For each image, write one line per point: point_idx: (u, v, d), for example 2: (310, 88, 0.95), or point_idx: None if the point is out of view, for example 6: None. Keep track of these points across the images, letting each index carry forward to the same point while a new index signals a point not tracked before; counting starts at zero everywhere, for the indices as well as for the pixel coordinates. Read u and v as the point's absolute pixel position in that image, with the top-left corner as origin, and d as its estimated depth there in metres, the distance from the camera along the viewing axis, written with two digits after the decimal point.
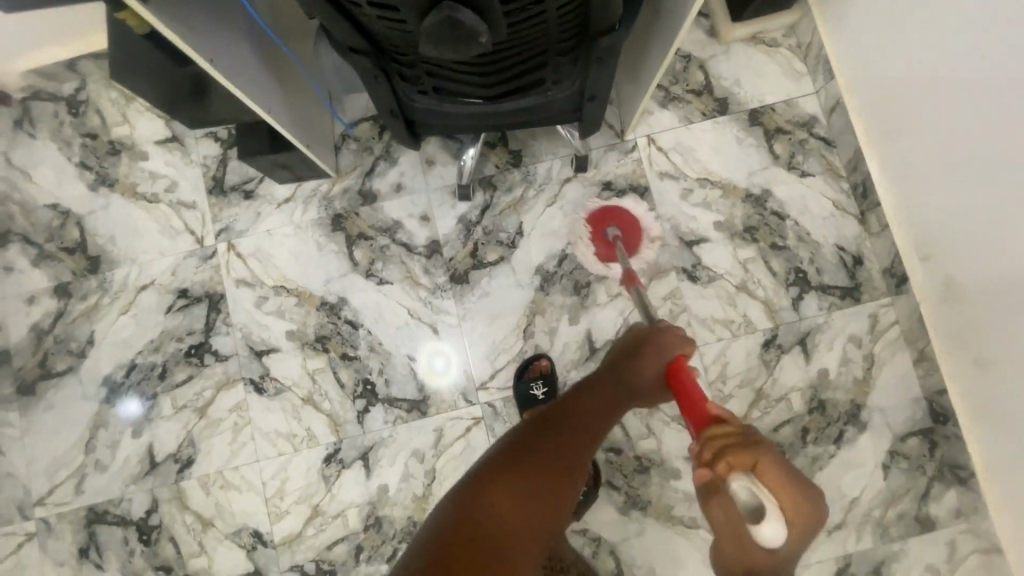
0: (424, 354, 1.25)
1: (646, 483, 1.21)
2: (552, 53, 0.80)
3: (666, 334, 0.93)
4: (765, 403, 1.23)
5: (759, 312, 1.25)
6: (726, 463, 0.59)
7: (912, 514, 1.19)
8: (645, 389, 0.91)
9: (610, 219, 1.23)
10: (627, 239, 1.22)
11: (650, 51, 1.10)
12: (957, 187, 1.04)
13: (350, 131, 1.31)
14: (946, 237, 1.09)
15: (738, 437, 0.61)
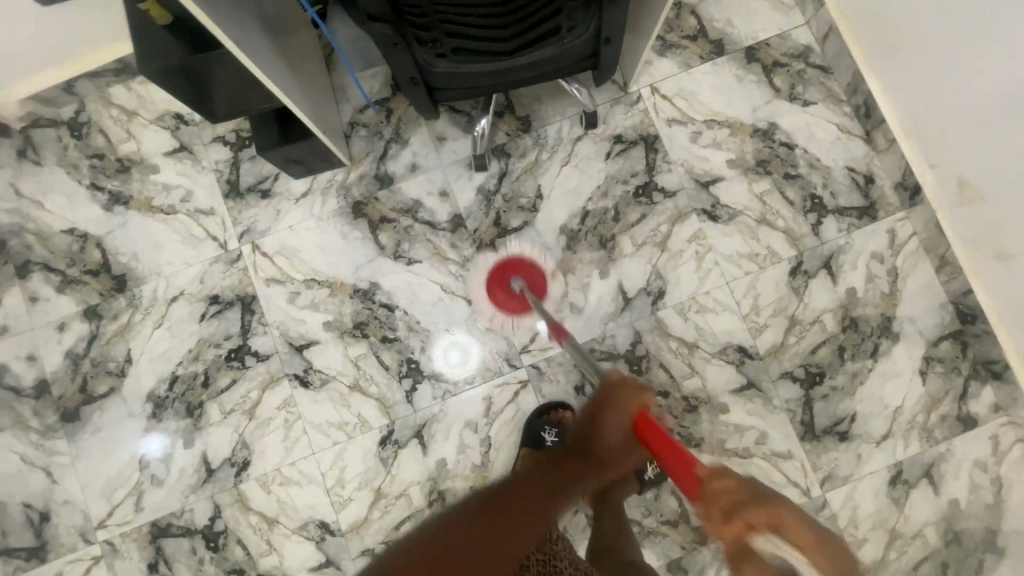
0: (440, 346, 1.26)
1: (697, 421, 1.24)
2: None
3: (626, 380, 0.80)
4: (800, 328, 1.26)
5: (782, 242, 1.28)
6: (733, 518, 0.53)
7: (955, 414, 1.24)
8: (613, 451, 0.78)
9: (514, 270, 1.18)
10: (535, 288, 1.19)
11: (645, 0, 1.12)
12: (964, 95, 1.07)
13: (358, 119, 1.32)
14: (959, 145, 1.12)
15: (737, 492, 0.55)
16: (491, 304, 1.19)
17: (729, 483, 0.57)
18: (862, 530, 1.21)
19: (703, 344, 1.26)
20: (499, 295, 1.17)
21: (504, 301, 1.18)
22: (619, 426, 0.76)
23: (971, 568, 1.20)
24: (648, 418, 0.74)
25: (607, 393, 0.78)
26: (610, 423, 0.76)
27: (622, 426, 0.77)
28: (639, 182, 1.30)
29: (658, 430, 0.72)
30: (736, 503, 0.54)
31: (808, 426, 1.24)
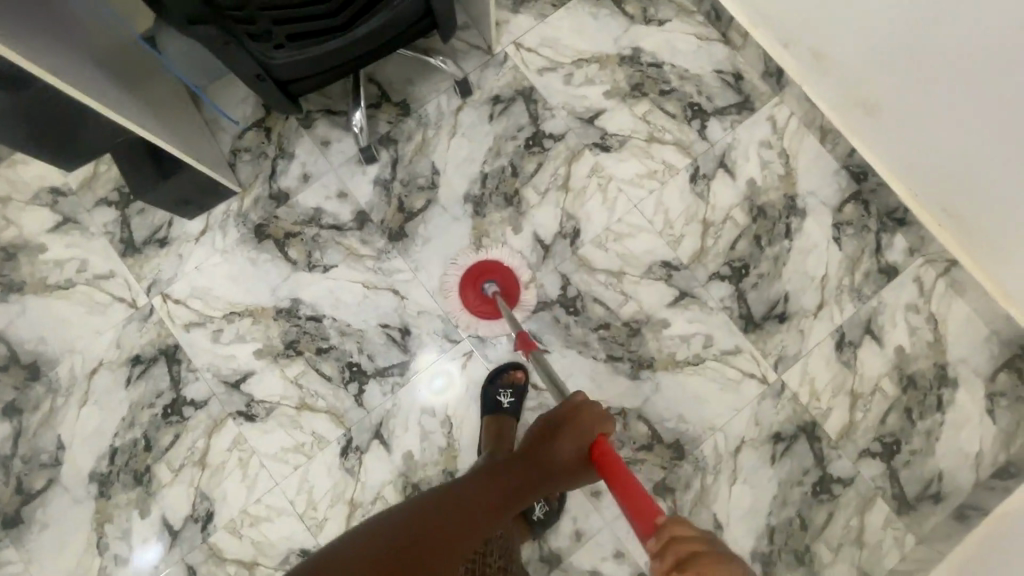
0: (423, 375, 1.23)
1: (643, 343, 1.25)
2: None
3: (589, 410, 0.90)
4: (714, 229, 1.30)
5: (675, 154, 1.32)
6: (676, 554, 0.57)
7: (876, 268, 1.29)
8: (565, 468, 0.85)
9: (492, 274, 1.23)
10: (508, 293, 1.22)
11: None
12: (894, 61, 1.08)
13: (239, 145, 1.31)
14: (808, 25, 1.19)
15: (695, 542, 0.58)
16: (461, 300, 1.22)
17: (692, 533, 0.59)
18: (825, 401, 1.24)
19: (629, 269, 1.28)
20: (473, 295, 1.21)
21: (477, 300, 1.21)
22: (571, 444, 0.86)
23: (932, 406, 1.24)
24: (603, 445, 0.83)
25: (563, 412, 0.91)
26: (563, 445, 0.85)
27: (576, 446, 0.85)
28: (527, 134, 1.33)
29: (612, 457, 0.81)
30: (698, 556, 0.55)
31: (747, 318, 1.27)
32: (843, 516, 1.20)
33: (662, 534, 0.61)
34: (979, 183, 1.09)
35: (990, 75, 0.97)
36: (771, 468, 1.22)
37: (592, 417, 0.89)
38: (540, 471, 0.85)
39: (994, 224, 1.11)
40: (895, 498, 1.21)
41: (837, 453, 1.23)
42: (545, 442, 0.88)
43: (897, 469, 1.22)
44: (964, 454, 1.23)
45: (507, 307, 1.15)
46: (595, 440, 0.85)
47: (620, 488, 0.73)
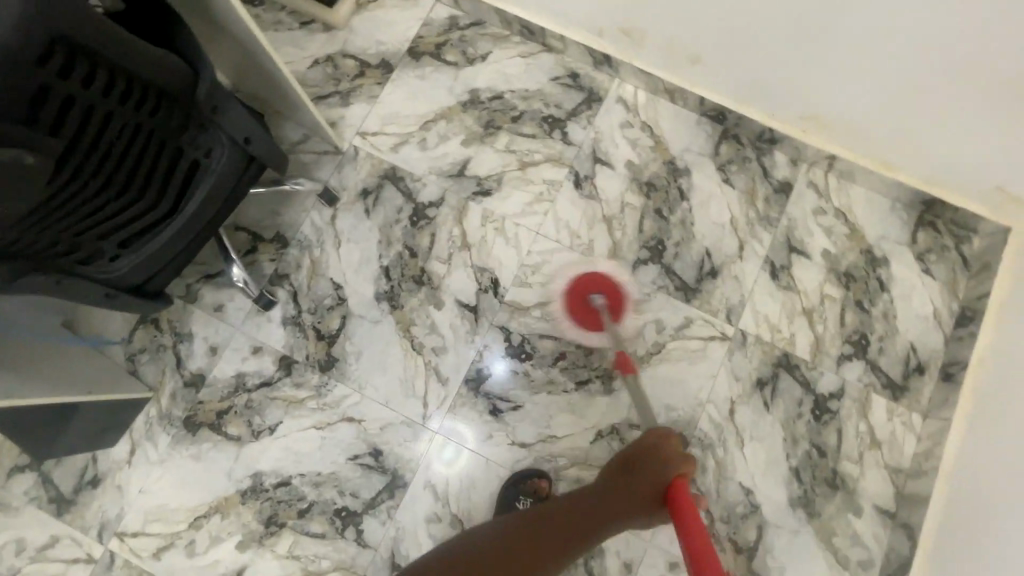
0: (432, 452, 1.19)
1: (603, 354, 1.24)
2: (173, 120, 0.81)
3: (681, 463, 0.91)
4: (617, 221, 1.31)
5: (551, 170, 1.34)
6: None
7: (772, 190, 1.33)
8: (639, 503, 0.90)
9: (592, 287, 1.26)
10: (614, 306, 1.25)
11: (281, 79, 1.14)
12: (732, 33, 1.13)
13: (132, 349, 1.23)
14: (611, 14, 1.24)
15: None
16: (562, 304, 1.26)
17: None
18: (786, 329, 1.26)
19: (559, 292, 1.27)
20: (576, 303, 1.25)
21: (588, 316, 1.25)
22: (649, 481, 0.91)
23: (877, 289, 1.29)
24: (682, 492, 0.84)
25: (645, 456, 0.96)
26: (644, 485, 0.91)
27: (654, 486, 0.89)
28: (409, 211, 1.31)
29: (685, 504, 0.82)
30: None
31: (684, 288, 1.28)
32: (851, 426, 1.22)
33: None
34: (841, 91, 1.14)
35: (845, 26, 1.01)
36: (770, 414, 1.22)
37: (681, 461, 0.91)
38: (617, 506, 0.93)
39: (950, 165, 1.18)
40: (885, 388, 1.24)
41: (818, 371, 1.25)
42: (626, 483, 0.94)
43: (876, 360, 1.26)
44: (924, 319, 1.28)
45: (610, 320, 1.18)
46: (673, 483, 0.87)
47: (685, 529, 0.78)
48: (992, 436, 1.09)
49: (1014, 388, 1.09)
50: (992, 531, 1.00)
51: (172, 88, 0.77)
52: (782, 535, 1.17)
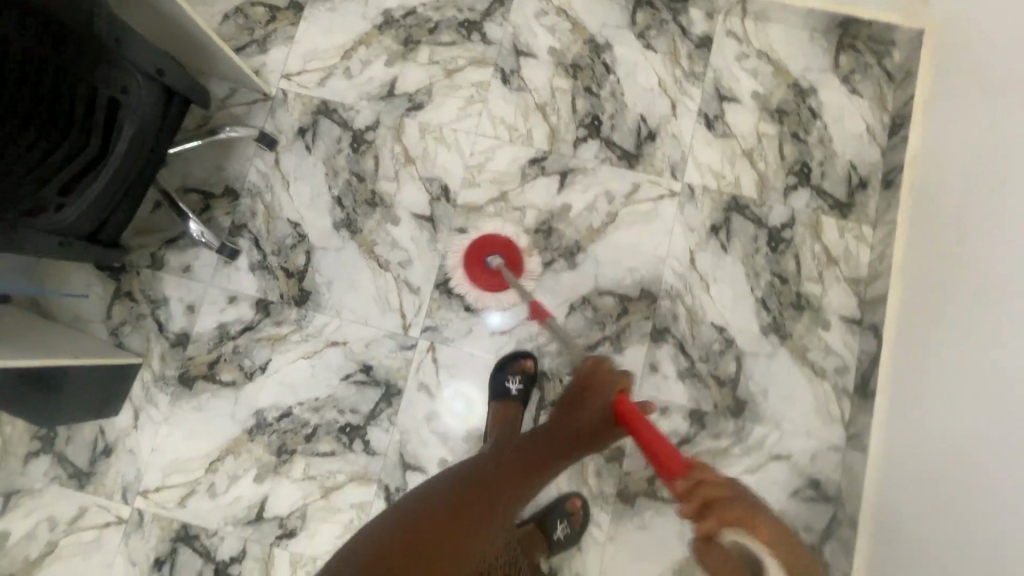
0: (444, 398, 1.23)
1: (560, 234, 1.29)
2: (72, 57, 0.85)
3: (606, 370, 1.01)
4: (550, 107, 1.34)
5: (476, 72, 1.36)
6: (718, 517, 0.60)
7: (693, 46, 1.36)
8: (593, 430, 0.99)
9: (489, 247, 1.22)
10: (512, 265, 1.21)
11: (194, 36, 1.14)
12: None
13: (113, 323, 1.27)
14: None
15: (716, 490, 0.63)
16: (463, 269, 1.21)
17: (723, 484, 0.64)
18: (729, 175, 1.31)
19: (508, 186, 1.31)
20: (476, 269, 1.20)
21: (485, 277, 1.19)
22: (599, 406, 0.98)
23: (810, 118, 1.33)
24: (628, 404, 0.92)
25: (586, 381, 1.02)
26: (593, 406, 0.99)
27: (603, 406, 0.98)
28: (348, 140, 1.33)
29: (636, 412, 0.90)
30: (722, 502, 0.61)
31: (626, 156, 1.32)
32: (807, 250, 1.27)
33: (692, 495, 0.64)
34: None
35: None
36: (729, 255, 1.27)
37: (611, 379, 1.00)
38: (578, 427, 1.00)
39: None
40: (833, 209, 1.29)
41: (767, 207, 1.29)
42: (579, 413, 1.01)
43: (820, 185, 1.30)
44: (859, 137, 1.32)
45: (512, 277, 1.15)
46: (620, 400, 0.94)
47: (643, 438, 0.82)
48: (932, 223, 1.14)
49: (947, 173, 1.13)
50: (941, 304, 1.07)
51: (65, 21, 0.82)
52: (759, 362, 1.23)
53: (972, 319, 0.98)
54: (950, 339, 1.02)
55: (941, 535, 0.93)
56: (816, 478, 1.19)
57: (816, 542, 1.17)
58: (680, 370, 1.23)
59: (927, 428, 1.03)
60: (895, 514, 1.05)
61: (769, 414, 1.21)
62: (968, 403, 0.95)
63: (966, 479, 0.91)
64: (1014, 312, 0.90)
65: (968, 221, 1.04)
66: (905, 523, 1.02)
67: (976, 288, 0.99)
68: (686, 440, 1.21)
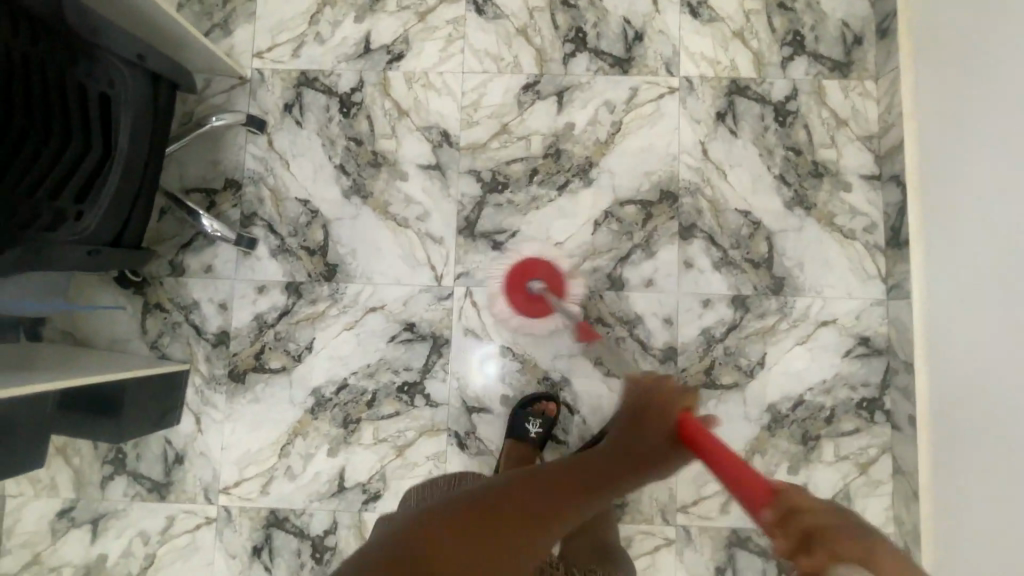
0: (473, 373, 1.24)
1: (568, 154, 1.28)
2: (57, 52, 0.80)
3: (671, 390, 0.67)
4: (530, 29, 1.31)
5: (449, 9, 1.32)
6: (827, 553, 0.38)
7: None
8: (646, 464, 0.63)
9: (533, 270, 1.22)
10: (555, 286, 1.21)
11: (172, 32, 1.10)
12: None
13: (151, 337, 1.27)
14: None
15: (832, 516, 0.41)
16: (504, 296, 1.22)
17: (820, 503, 0.43)
18: (724, 59, 1.29)
19: (506, 117, 1.29)
20: (519, 294, 1.21)
21: (523, 301, 1.20)
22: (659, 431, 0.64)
23: None
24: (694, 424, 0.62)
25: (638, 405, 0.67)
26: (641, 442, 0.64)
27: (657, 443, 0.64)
28: (337, 107, 1.31)
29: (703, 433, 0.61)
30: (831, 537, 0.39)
31: (617, 62, 1.29)
32: (815, 117, 1.27)
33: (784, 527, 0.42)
34: None
35: None
36: (739, 139, 1.27)
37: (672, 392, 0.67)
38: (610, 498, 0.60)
39: None
40: (832, 70, 1.28)
41: (767, 83, 1.28)
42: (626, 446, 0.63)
43: (815, 49, 1.29)
44: None
45: (555, 303, 1.14)
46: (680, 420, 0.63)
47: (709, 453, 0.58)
48: (939, 63, 1.12)
49: (945, 5, 1.11)
50: (957, 135, 1.07)
51: (44, 14, 0.77)
52: (788, 236, 1.25)
53: (990, 143, 0.99)
54: (974, 176, 1.03)
55: (992, 362, 0.97)
56: (865, 335, 1.22)
57: (876, 394, 1.21)
58: (713, 261, 1.24)
59: (967, 271, 1.04)
60: (948, 360, 1.08)
61: (808, 284, 1.23)
62: (1003, 225, 0.96)
63: (1011, 306, 0.93)
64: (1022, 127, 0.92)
65: (977, 50, 1.02)
66: (957, 355, 1.05)
67: (987, 115, 1.00)
68: (733, 326, 1.23)
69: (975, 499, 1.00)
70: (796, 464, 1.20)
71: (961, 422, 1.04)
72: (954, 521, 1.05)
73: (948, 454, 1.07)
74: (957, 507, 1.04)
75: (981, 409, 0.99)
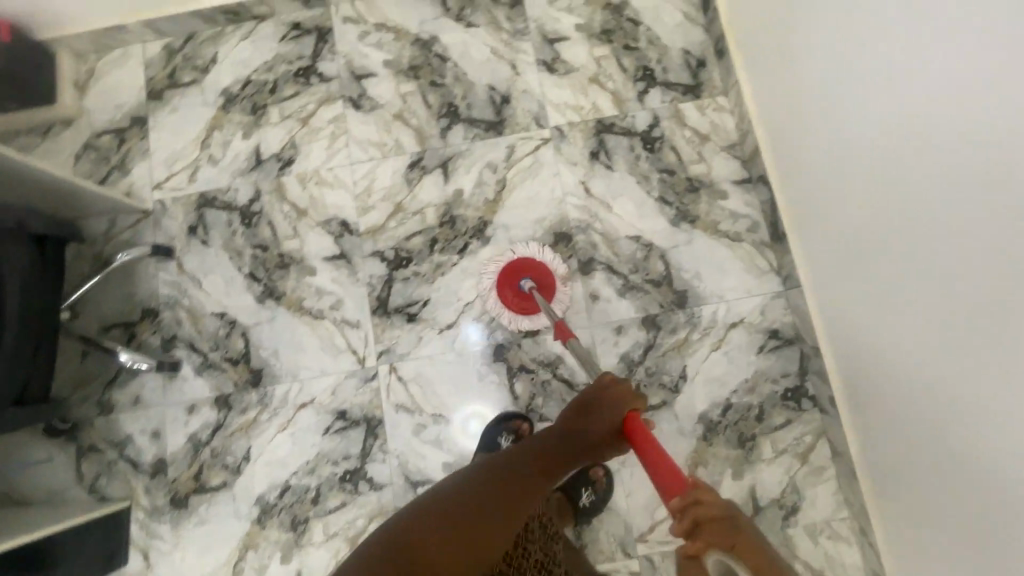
0: (456, 428, 1.25)
1: (462, 218, 1.35)
2: None
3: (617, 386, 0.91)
4: (406, 112, 1.41)
5: (328, 110, 1.41)
6: (703, 540, 0.55)
7: (507, 7, 1.44)
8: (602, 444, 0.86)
9: (520, 272, 1.26)
10: (546, 288, 1.25)
11: (66, 189, 1.18)
12: None
13: (87, 480, 1.26)
14: None
15: (720, 508, 0.57)
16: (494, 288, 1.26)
17: (713, 495, 0.59)
18: (586, 103, 1.39)
19: (398, 196, 1.36)
20: (510, 292, 1.25)
21: (515, 299, 1.25)
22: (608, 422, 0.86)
23: (633, 27, 1.42)
24: (635, 420, 0.84)
25: (593, 397, 0.90)
26: (599, 422, 0.86)
27: (610, 424, 0.86)
28: (238, 219, 1.37)
29: (642, 432, 0.82)
30: (706, 517, 0.56)
31: (490, 125, 1.39)
32: (679, 138, 1.37)
33: (683, 512, 0.59)
34: None
35: None
36: (616, 172, 1.35)
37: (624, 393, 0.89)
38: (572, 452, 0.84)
39: None
40: (685, 94, 1.39)
41: (630, 116, 1.38)
42: (580, 427, 0.86)
43: (666, 79, 1.40)
44: (680, 25, 1.42)
45: (542, 299, 1.18)
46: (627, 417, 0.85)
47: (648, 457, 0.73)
48: (764, 74, 1.23)
49: (754, 27, 1.23)
50: (796, 135, 1.15)
51: None
52: (680, 251, 1.31)
53: (819, 136, 1.06)
54: (818, 166, 1.09)
55: (880, 334, 0.97)
56: (773, 329, 1.27)
57: (797, 383, 1.24)
58: (616, 288, 1.30)
59: (840, 254, 1.06)
60: (863, 330, 1.03)
61: (709, 292, 1.29)
62: (847, 204, 1.01)
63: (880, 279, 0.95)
64: (838, 117, 0.99)
65: (788, 59, 1.12)
66: (851, 335, 1.07)
67: (812, 112, 1.07)
68: (650, 347, 1.27)
69: (896, 480, 1.01)
70: (740, 467, 1.22)
71: (869, 401, 1.05)
72: (912, 505, 0.97)
73: (886, 429, 1.01)
74: (915, 487, 0.96)
75: (904, 370, 0.91)
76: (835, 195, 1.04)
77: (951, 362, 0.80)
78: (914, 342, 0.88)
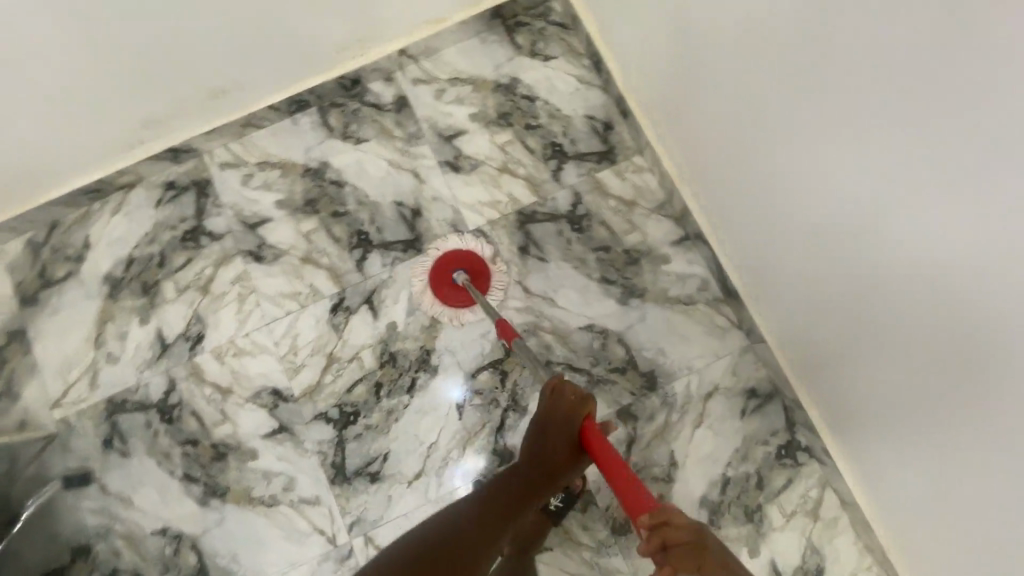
0: None
1: (402, 352, 1.24)
2: None
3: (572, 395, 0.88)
4: (314, 252, 1.29)
5: (227, 271, 1.28)
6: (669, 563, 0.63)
7: (394, 113, 1.34)
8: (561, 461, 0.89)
9: (456, 265, 1.22)
10: (481, 281, 1.23)
11: None
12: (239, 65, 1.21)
13: None
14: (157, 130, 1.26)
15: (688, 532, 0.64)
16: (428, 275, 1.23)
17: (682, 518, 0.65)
18: (502, 196, 1.31)
19: (327, 345, 1.25)
20: (445, 287, 1.22)
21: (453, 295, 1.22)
22: (564, 437, 0.87)
23: (529, 104, 1.35)
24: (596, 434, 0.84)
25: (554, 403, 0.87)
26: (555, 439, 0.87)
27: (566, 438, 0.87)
28: (157, 417, 1.22)
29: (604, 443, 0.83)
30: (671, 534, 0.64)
31: (407, 244, 1.29)
32: (606, 210, 1.30)
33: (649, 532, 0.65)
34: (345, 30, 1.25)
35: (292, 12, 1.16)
36: (550, 263, 1.27)
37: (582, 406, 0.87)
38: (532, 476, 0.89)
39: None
40: (600, 163, 1.32)
41: (550, 199, 1.30)
42: (539, 440, 0.89)
43: (576, 151, 1.33)
44: (577, 91, 1.36)
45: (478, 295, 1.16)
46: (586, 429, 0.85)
47: (607, 469, 0.78)
48: (674, 128, 1.19)
49: (656, 85, 1.19)
50: (716, 179, 1.12)
51: None
52: (637, 329, 1.24)
53: (743, 173, 1.04)
54: (745, 199, 1.06)
55: (844, 351, 0.96)
56: (750, 388, 1.21)
57: (788, 438, 1.19)
58: (581, 386, 1.22)
59: (786, 279, 1.04)
60: (825, 347, 1.01)
61: (677, 366, 1.22)
62: (787, 227, 0.98)
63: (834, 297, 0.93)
64: (761, 144, 0.96)
65: (698, 106, 1.09)
66: (820, 368, 1.05)
67: (728, 145, 1.04)
68: (632, 440, 1.19)
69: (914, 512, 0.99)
70: (754, 543, 1.15)
71: (866, 438, 1.02)
72: (949, 534, 0.93)
73: (887, 461, 0.99)
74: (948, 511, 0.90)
75: (883, 374, 0.90)
76: (789, 220, 0.97)
77: (962, 371, 0.76)
78: (926, 356, 0.81)
